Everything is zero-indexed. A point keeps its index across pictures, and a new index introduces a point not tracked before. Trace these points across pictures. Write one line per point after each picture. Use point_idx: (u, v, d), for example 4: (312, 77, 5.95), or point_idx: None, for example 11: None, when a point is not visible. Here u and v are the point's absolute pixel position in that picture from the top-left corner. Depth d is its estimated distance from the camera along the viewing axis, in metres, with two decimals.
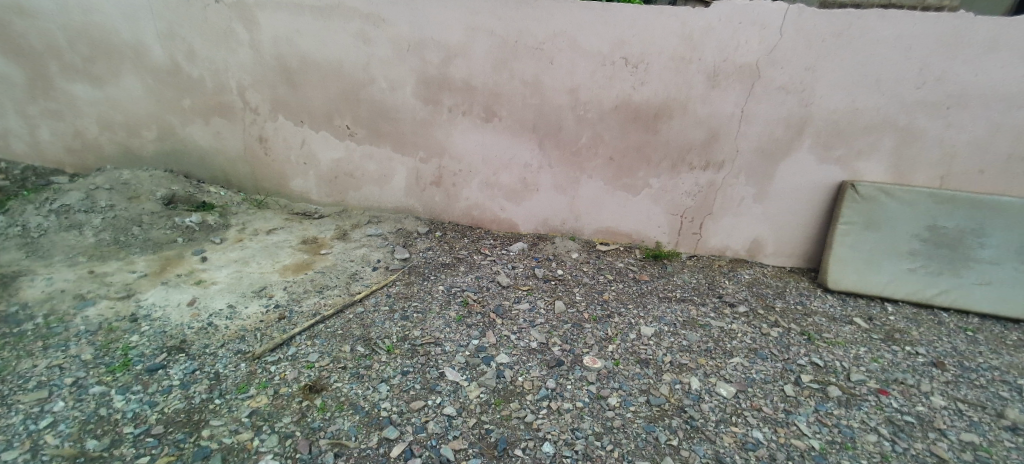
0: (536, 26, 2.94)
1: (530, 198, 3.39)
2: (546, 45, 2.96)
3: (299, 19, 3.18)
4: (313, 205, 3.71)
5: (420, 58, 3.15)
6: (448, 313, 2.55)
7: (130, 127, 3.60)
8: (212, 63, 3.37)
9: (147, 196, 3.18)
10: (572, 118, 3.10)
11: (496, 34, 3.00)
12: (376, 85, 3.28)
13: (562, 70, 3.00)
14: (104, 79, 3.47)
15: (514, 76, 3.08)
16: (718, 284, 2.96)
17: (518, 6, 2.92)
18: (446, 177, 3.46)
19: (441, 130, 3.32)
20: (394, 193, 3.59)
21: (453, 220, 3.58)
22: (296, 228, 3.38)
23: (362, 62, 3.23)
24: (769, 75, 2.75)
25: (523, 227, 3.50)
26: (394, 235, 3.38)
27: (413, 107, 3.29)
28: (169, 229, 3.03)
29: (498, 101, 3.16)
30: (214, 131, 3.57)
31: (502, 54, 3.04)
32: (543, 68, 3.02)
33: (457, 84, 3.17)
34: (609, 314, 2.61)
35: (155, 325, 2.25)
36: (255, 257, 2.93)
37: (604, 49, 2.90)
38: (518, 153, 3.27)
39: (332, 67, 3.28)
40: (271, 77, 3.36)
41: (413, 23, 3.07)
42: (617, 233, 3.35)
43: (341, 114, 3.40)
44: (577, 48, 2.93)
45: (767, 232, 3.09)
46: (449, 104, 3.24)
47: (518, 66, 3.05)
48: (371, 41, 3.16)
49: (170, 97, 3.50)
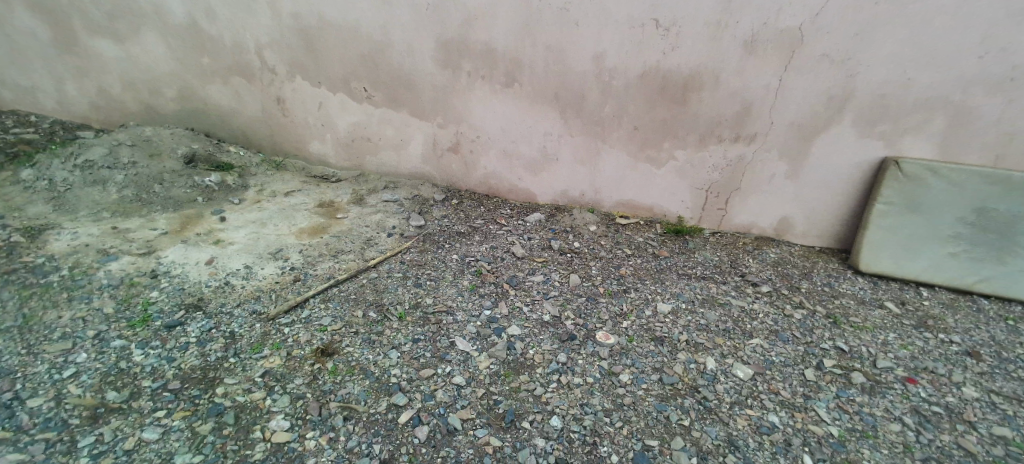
0: None
1: (550, 168, 3.30)
2: (572, 7, 2.80)
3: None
4: (331, 169, 3.69)
5: (439, 19, 3.03)
6: (461, 282, 2.54)
7: (152, 85, 3.60)
8: (231, 21, 3.31)
9: (168, 154, 3.20)
10: (596, 86, 2.96)
11: None
12: (395, 46, 3.18)
13: (588, 34, 2.84)
14: (126, 36, 3.46)
15: (536, 40, 2.93)
16: (741, 263, 2.83)
17: None
18: (464, 144, 3.38)
19: (460, 95, 3.23)
20: (411, 159, 3.54)
21: (470, 188, 3.53)
22: (313, 191, 3.38)
23: (380, 22, 3.12)
24: (811, 43, 2.56)
25: (541, 198, 3.43)
26: (411, 202, 3.35)
27: (432, 71, 3.19)
28: (189, 187, 3.05)
29: (519, 65, 3.03)
30: (233, 91, 3.54)
31: (524, 15, 2.88)
32: (567, 31, 2.86)
33: (477, 47, 3.04)
34: (625, 289, 2.55)
35: (174, 282, 2.29)
36: (272, 219, 2.94)
37: (633, 11, 2.73)
38: (539, 121, 3.16)
39: (350, 27, 3.18)
40: (288, 36, 3.29)
41: None
42: (638, 207, 3.24)
43: (360, 76, 3.33)
44: (605, 11, 2.76)
45: (798, 211, 2.95)
46: (469, 68, 3.12)
47: (541, 29, 2.90)
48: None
49: (190, 55, 3.46)
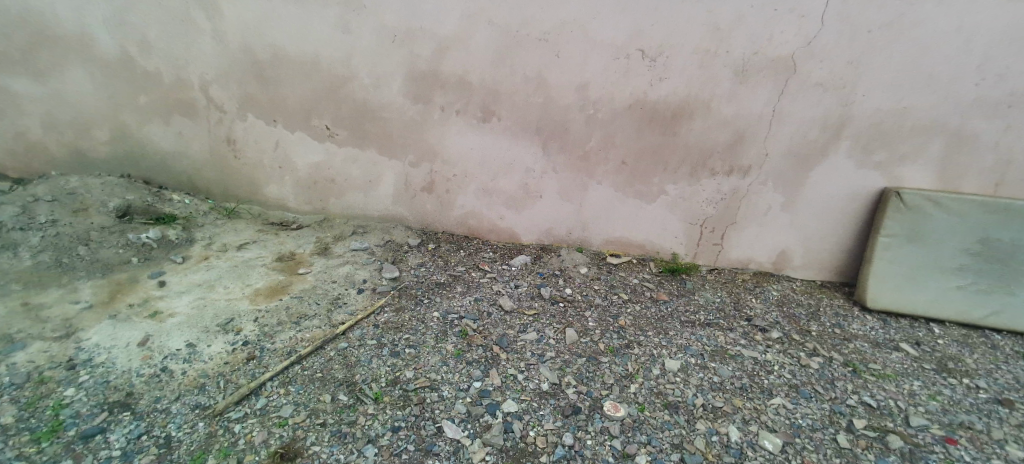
0: (541, 14, 2.57)
1: (533, 205, 3.06)
2: (552, 36, 2.60)
3: (268, 4, 2.78)
4: (291, 214, 3.34)
5: (407, 50, 2.78)
6: (444, 347, 2.24)
7: (79, 127, 3.18)
8: (170, 54, 2.96)
9: (97, 209, 2.79)
10: (580, 119, 2.75)
11: (495, 22, 2.63)
12: (359, 79, 2.89)
13: (570, 64, 2.64)
14: (47, 72, 3.04)
15: (514, 70, 2.71)
16: (744, 303, 2.63)
17: None
18: (439, 183, 3.11)
19: (433, 131, 2.96)
20: (381, 200, 3.23)
21: (448, 230, 3.24)
22: (271, 242, 3.02)
23: (342, 54, 2.84)
24: (806, 71, 2.42)
25: (525, 238, 3.18)
26: (382, 249, 3.03)
27: (402, 105, 2.92)
28: (121, 247, 2.63)
29: (497, 98, 2.79)
30: (176, 131, 3.16)
31: (501, 44, 2.67)
32: (548, 61, 2.66)
33: (451, 79, 2.80)
34: (628, 344, 2.30)
35: (96, 374, 1.89)
36: (221, 280, 2.57)
37: (617, 40, 2.55)
38: (520, 157, 2.92)
39: (308, 60, 2.88)
40: (238, 70, 2.96)
41: (399, 9, 2.69)
42: (629, 244, 3.03)
43: (320, 112, 3.02)
44: (587, 40, 2.58)
45: (797, 244, 2.77)
46: (443, 101, 2.87)
47: (520, 60, 2.68)
48: (352, 30, 2.77)
49: (124, 92, 3.08)
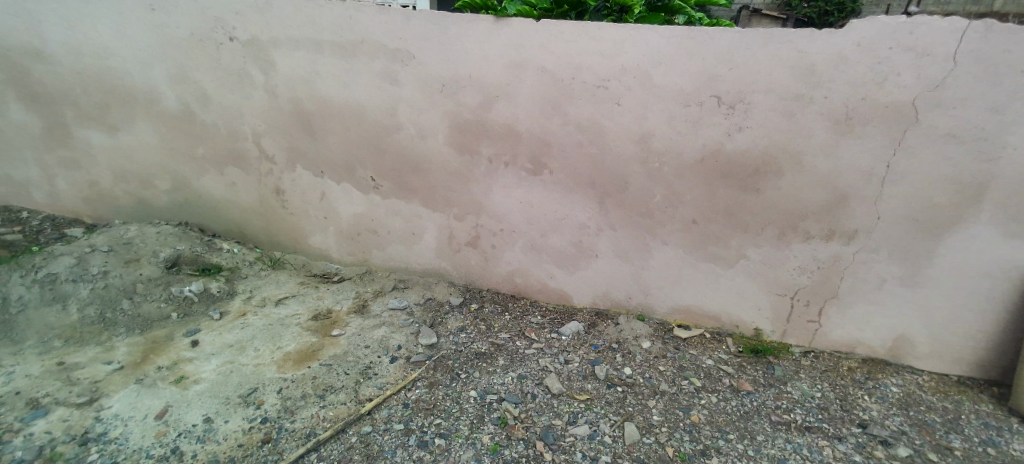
0: (598, 60, 2.32)
1: (587, 265, 2.74)
2: (611, 83, 2.33)
3: (320, 57, 2.74)
4: (332, 264, 3.24)
5: (453, 101, 2.62)
6: (479, 439, 1.94)
7: (143, 177, 3.29)
8: (227, 108, 3.00)
9: (148, 259, 2.80)
10: (642, 172, 2.43)
11: (547, 70, 2.41)
12: (405, 130, 2.77)
13: (630, 113, 2.35)
14: (118, 126, 3.19)
15: (568, 120, 2.46)
16: (854, 402, 2.14)
17: (576, 36, 2.32)
18: (484, 237, 2.87)
19: (479, 183, 2.75)
20: (424, 253, 3.05)
21: (492, 288, 2.98)
22: (310, 296, 2.91)
23: (389, 106, 2.74)
24: (931, 119, 1.97)
25: (577, 300, 2.84)
26: (421, 309, 2.81)
27: (447, 156, 2.75)
28: (164, 301, 2.62)
29: (549, 150, 2.54)
30: (229, 182, 3.19)
31: (554, 92, 2.43)
32: (605, 111, 2.38)
33: (498, 130, 2.59)
34: (704, 449, 1.91)
35: (106, 453, 1.76)
36: (253, 340, 2.44)
37: (686, 86, 2.23)
38: (573, 212, 2.63)
39: (355, 112, 2.81)
40: (288, 123, 2.94)
41: (446, 58, 2.55)
42: (700, 315, 2.61)
43: (365, 164, 2.91)
44: (651, 87, 2.28)
45: (919, 327, 2.25)
46: (490, 153, 2.66)
47: (575, 109, 2.43)
48: (398, 81, 2.67)
49: (184, 144, 3.15)
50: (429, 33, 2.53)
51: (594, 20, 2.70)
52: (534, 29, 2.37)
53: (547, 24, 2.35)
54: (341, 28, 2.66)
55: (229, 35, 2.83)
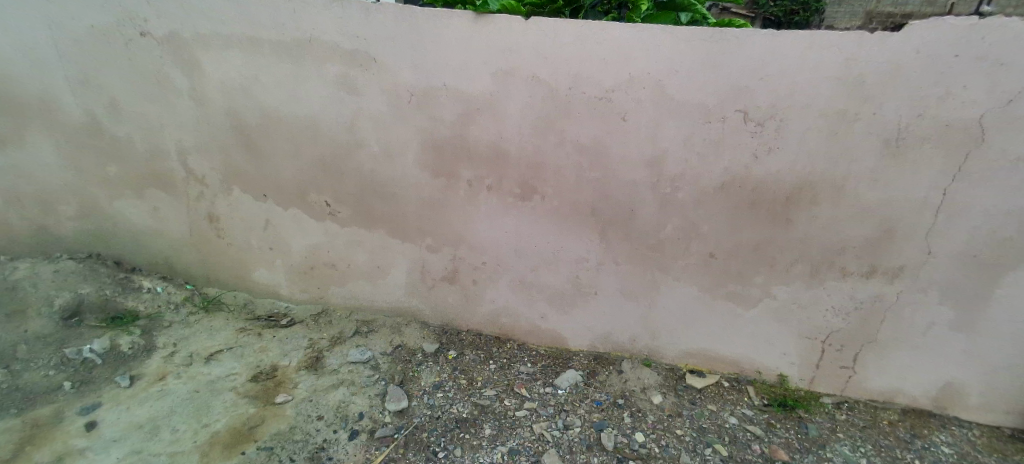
0: (602, 68, 1.93)
1: (585, 304, 2.35)
2: (617, 94, 1.95)
3: (261, 60, 2.22)
4: (284, 302, 2.73)
5: (424, 114, 2.16)
6: None
7: (40, 201, 2.65)
8: (145, 118, 2.43)
9: (36, 310, 2.28)
10: (652, 200, 2.07)
11: (539, 79, 2.00)
12: (367, 149, 2.29)
13: (639, 130, 1.98)
14: (5, 140, 2.54)
15: (564, 138, 2.06)
16: None
17: (576, 39, 1.92)
18: (464, 272, 2.45)
19: (458, 211, 2.32)
20: (392, 290, 2.59)
21: (473, 329, 2.54)
22: (250, 347, 2.39)
23: (346, 118, 2.25)
24: (997, 141, 1.70)
25: (573, 343, 2.44)
26: (389, 361, 2.35)
27: (420, 179, 2.31)
28: (53, 368, 2.09)
29: (542, 173, 2.14)
30: (151, 207, 2.63)
31: (548, 105, 2.02)
32: (610, 128, 2.00)
33: (481, 149, 2.16)
34: None
35: None
36: (171, 417, 1.94)
37: (709, 99, 1.89)
38: (569, 245, 2.24)
39: (304, 126, 2.30)
40: (220, 138, 2.40)
41: (416, 63, 2.09)
42: (716, 359, 2.26)
43: (319, 187, 2.42)
44: (666, 101, 1.92)
45: (966, 374, 1.98)
46: (471, 176, 2.24)
47: (571, 124, 2.03)
48: (358, 90, 2.18)
49: (93, 163, 2.56)
50: (393, 31, 2.06)
51: (591, 18, 2.31)
52: (523, 29, 1.95)
53: (539, 24, 1.93)
54: (283, 24, 2.15)
55: (141, 30, 2.28)
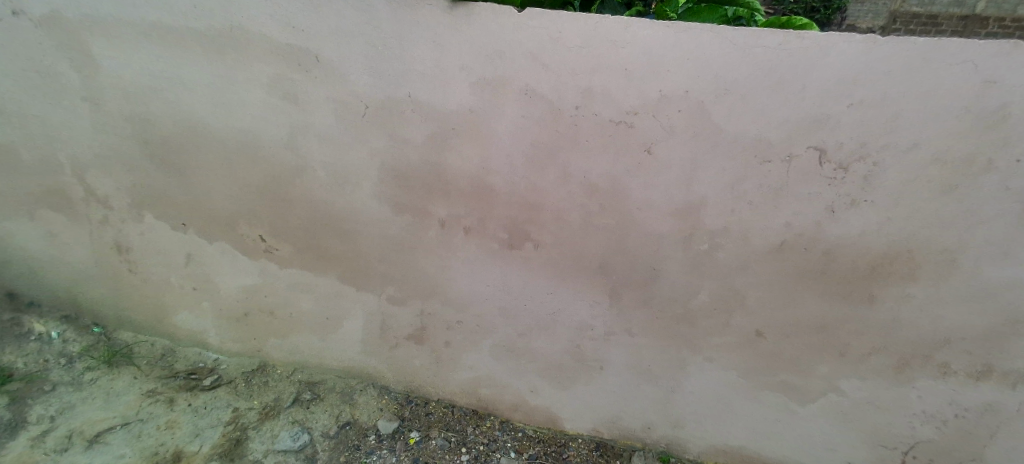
0: (622, 82, 1.38)
1: (588, 381, 1.79)
2: (640, 118, 1.40)
3: (173, 52, 1.70)
4: (212, 353, 2.18)
5: (383, 130, 1.64)
6: None
7: None
8: (28, 122, 1.88)
9: None
10: (682, 259, 1.51)
11: (534, 93, 1.46)
12: (311, 173, 1.76)
13: (666, 166, 1.42)
14: None
15: (567, 173, 1.52)
16: None
17: (588, 41, 1.37)
18: (434, 331, 1.91)
19: (427, 257, 1.79)
20: (344, 347, 2.05)
21: (445, 400, 2.00)
22: (157, 421, 1.91)
23: (284, 133, 1.72)
24: None
25: (571, 424, 1.89)
26: (331, 449, 1.89)
27: (379, 214, 1.77)
28: None
29: (536, 216, 1.60)
30: (44, 231, 2.07)
31: (545, 128, 1.49)
32: (629, 162, 1.45)
33: (457, 180, 1.63)
34: None
35: None
36: None
37: (768, 131, 1.30)
38: (570, 308, 1.70)
39: (231, 141, 1.79)
40: (125, 150, 1.87)
41: (370, 64, 1.56)
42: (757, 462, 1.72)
43: (252, 218, 1.90)
44: (709, 132, 1.35)
45: None
46: (444, 214, 1.70)
47: (576, 156, 1.49)
48: (295, 96, 1.67)
49: None
50: (340, 22, 1.54)
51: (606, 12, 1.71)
52: (515, 25, 1.42)
53: (539, 18, 1.39)
54: (196, 6, 1.63)
55: (13, 7, 1.75)
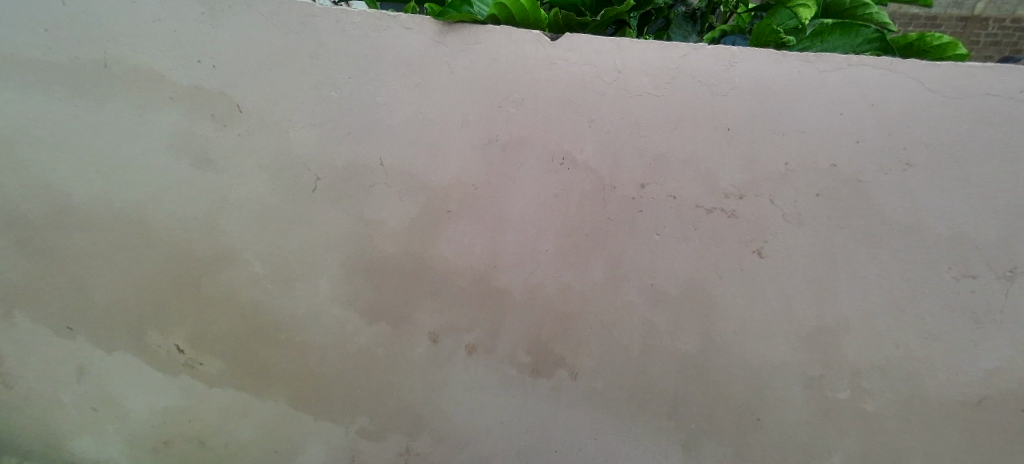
0: (715, 146, 0.87)
1: None
2: (743, 200, 0.88)
3: (44, 99, 1.18)
4: None
5: (343, 207, 1.12)
6: None
7: None
8: None
9: None
10: (811, 407, 0.96)
11: (573, 161, 0.95)
12: (245, 266, 1.23)
13: (786, 273, 0.90)
14: None
15: (622, 276, 1.01)
16: None
17: (661, 84, 0.88)
18: None
19: (413, 381, 1.23)
20: None
21: None
22: None
23: (203, 212, 1.20)
24: None
25: None
26: None
27: (343, 322, 1.24)
28: None
29: (574, 333, 1.08)
30: None
31: (589, 212, 0.97)
32: (721, 264, 0.93)
33: (454, 279, 1.12)
34: None
35: None
36: None
37: (959, 223, 0.81)
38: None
39: (128, 222, 1.25)
40: None
41: (320, 113, 1.06)
42: None
43: (164, 324, 1.35)
44: (858, 223, 0.85)
45: None
46: (436, 324, 1.17)
47: (639, 252, 0.97)
48: (217, 161, 1.15)
49: None
50: (272, 52, 1.05)
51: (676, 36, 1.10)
52: (541, 58, 0.92)
53: (584, 51, 0.90)
54: (78, 38, 1.13)
55: None
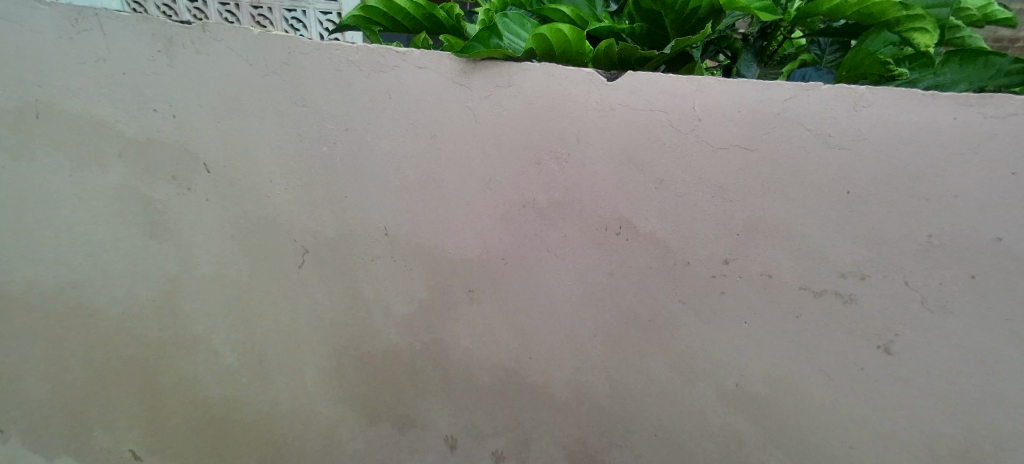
0: (825, 215, 0.66)
1: None
2: (863, 283, 0.67)
3: None
4: None
5: (335, 286, 0.90)
6: None
7: None
8: None
9: None
10: None
11: (629, 230, 0.74)
12: (215, 355, 1.00)
13: (924, 380, 0.68)
14: None
15: (692, 374, 0.79)
16: None
17: (752, 133, 0.66)
18: None
19: None
20: None
21: None
22: None
23: (163, 292, 0.97)
24: None
25: None
26: None
27: (336, 422, 1.00)
28: None
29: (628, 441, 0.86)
30: None
31: (650, 294, 0.76)
32: (829, 364, 0.71)
33: (474, 373, 0.89)
34: None
35: None
36: None
37: None
38: None
39: (73, 304, 1.02)
40: None
41: (305, 173, 0.85)
42: None
43: (117, 424, 1.10)
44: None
45: None
46: (453, 426, 0.94)
47: (716, 345, 0.76)
48: (179, 231, 0.93)
49: None
50: (244, 99, 0.84)
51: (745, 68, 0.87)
52: (592, 103, 0.70)
53: (648, 91, 0.67)
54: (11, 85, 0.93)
55: None
